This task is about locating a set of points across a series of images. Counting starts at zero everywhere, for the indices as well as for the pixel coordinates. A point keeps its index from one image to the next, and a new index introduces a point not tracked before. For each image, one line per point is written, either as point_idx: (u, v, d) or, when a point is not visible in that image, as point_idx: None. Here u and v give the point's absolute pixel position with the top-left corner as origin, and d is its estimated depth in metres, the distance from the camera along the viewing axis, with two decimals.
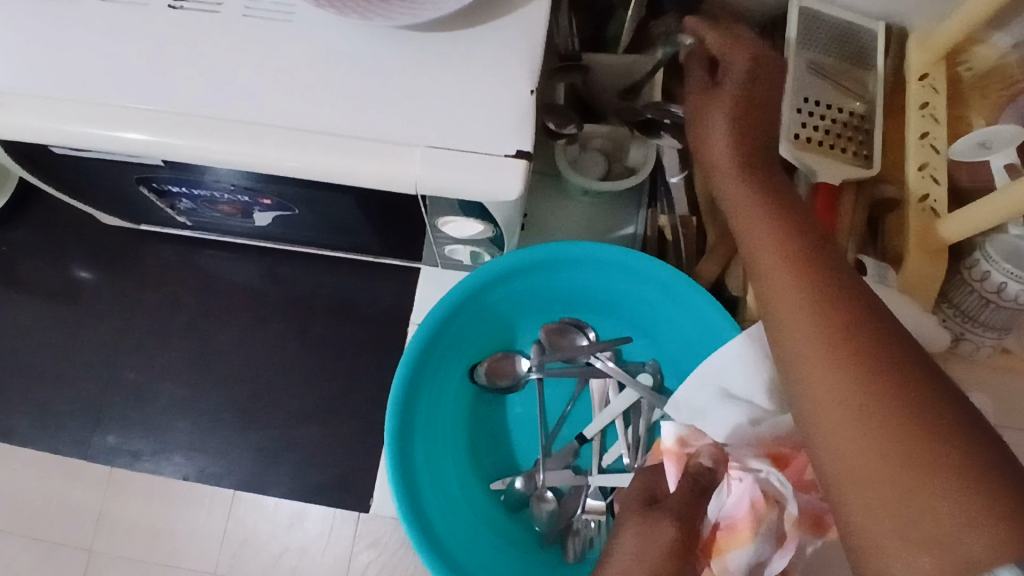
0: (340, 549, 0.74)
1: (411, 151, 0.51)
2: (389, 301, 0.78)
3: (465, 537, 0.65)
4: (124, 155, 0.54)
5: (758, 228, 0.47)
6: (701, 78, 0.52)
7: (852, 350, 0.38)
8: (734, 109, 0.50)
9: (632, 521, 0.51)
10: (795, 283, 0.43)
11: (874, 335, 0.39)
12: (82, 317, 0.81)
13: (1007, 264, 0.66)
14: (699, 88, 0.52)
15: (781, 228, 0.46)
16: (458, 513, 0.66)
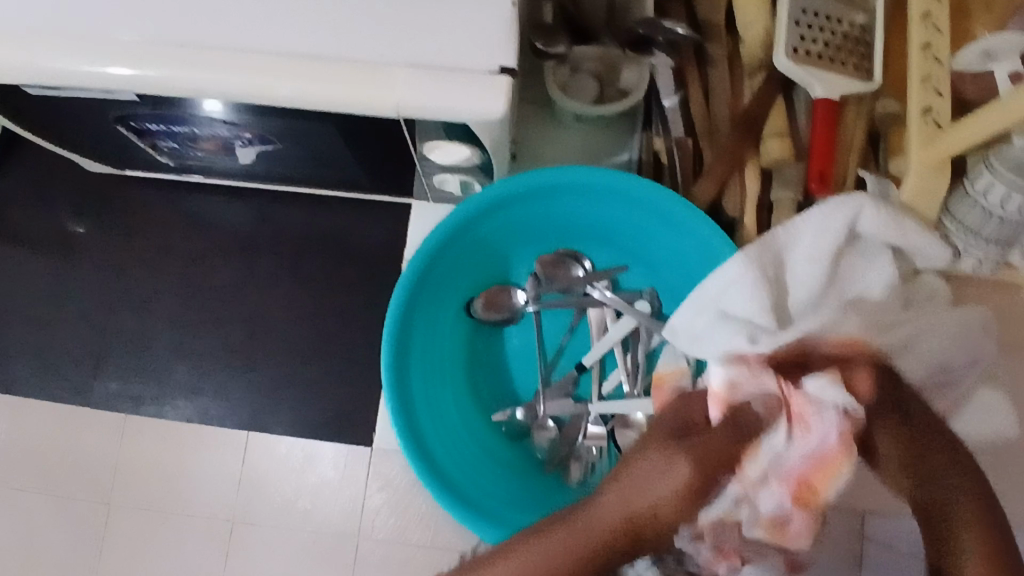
0: (354, 491, 0.74)
1: (393, 72, 0.49)
2: (380, 237, 0.77)
3: (469, 464, 0.67)
4: (98, 90, 0.52)
5: None
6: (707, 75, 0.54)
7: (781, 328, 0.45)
8: None
9: (653, 447, 0.43)
10: None
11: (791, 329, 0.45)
12: (73, 267, 0.80)
13: (1011, 174, 0.64)
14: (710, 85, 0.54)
15: None
16: (460, 442, 0.68)
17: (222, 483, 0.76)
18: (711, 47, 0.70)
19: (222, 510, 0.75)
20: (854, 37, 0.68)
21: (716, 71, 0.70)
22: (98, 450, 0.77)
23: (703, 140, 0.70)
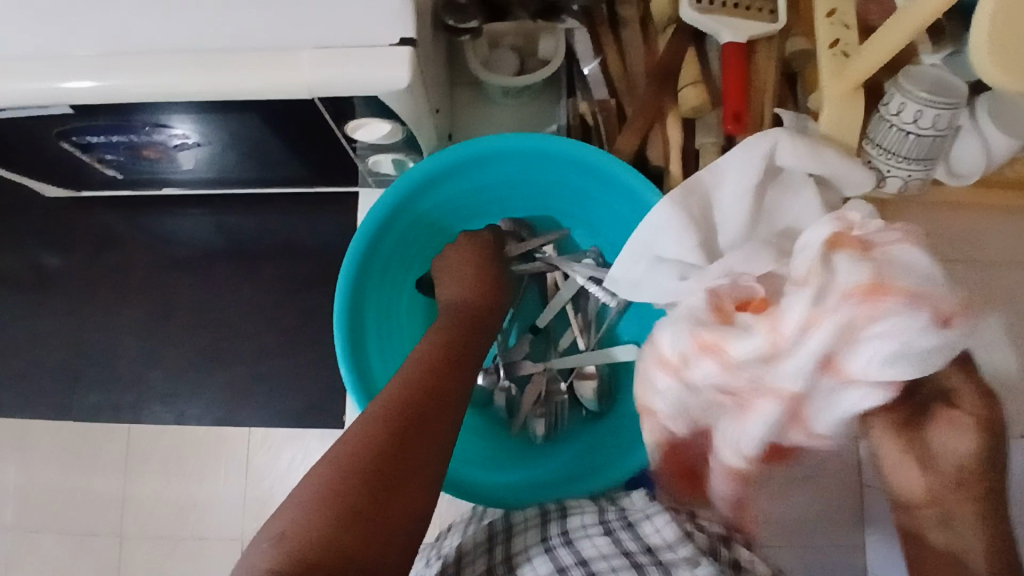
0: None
1: (300, 54, 0.52)
2: (331, 232, 0.85)
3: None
4: (34, 107, 0.56)
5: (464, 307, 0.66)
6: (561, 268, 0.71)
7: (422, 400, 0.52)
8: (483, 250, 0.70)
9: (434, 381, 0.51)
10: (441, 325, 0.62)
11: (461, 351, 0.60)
12: (53, 294, 0.87)
13: (922, 92, 0.66)
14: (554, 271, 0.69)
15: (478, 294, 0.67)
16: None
17: (206, 475, 0.85)
18: (622, 8, 0.73)
19: (232, 513, 0.84)
20: None
21: (629, 31, 0.73)
22: (91, 456, 0.86)
23: (623, 99, 0.73)
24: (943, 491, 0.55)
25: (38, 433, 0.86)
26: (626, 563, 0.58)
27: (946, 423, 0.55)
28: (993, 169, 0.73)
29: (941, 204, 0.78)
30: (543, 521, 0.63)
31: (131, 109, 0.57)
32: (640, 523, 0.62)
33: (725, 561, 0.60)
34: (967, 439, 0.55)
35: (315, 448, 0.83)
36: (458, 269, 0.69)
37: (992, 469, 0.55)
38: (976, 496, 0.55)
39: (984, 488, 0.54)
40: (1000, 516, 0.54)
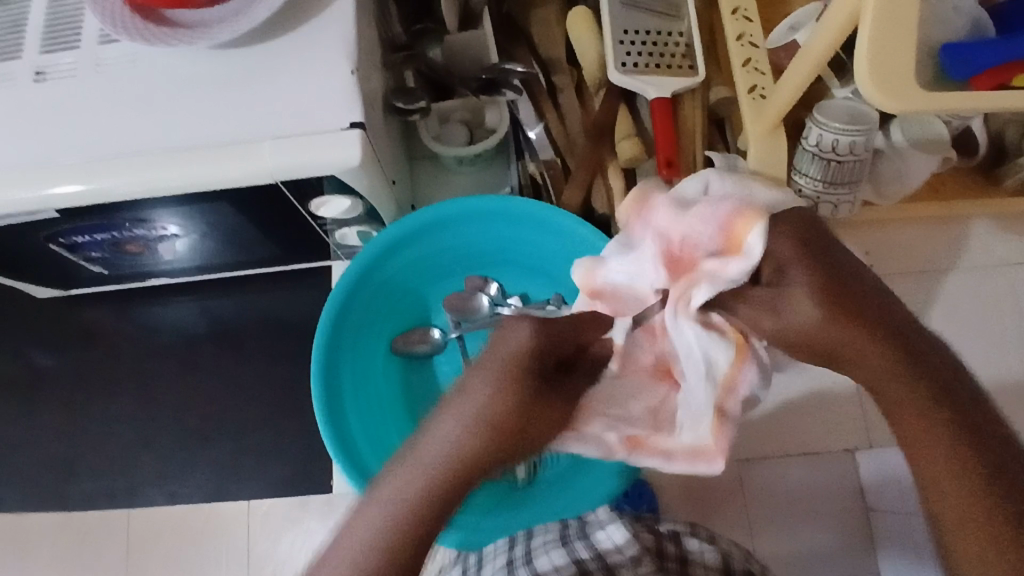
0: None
1: (261, 146, 0.58)
2: (312, 306, 0.90)
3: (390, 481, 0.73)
4: (22, 214, 0.61)
5: (488, 383, 0.47)
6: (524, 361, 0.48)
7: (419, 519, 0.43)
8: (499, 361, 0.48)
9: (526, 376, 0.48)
10: (484, 397, 0.46)
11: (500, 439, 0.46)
12: (45, 393, 0.91)
13: (836, 122, 0.72)
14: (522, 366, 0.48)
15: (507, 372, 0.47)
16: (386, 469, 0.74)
17: (192, 559, 0.84)
18: (557, 77, 0.82)
19: None
20: (675, 43, 0.79)
21: (566, 96, 0.81)
22: (75, 551, 0.86)
23: (567, 157, 0.79)
24: (924, 365, 0.42)
25: (32, 531, 0.87)
26: (572, 563, 0.64)
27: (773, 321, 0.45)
28: (916, 185, 0.78)
29: (878, 222, 0.84)
30: (509, 547, 0.69)
31: (112, 209, 0.63)
32: (594, 532, 0.67)
33: (671, 558, 0.65)
34: (874, 353, 0.42)
35: (315, 530, 0.84)
36: (499, 375, 0.47)
37: (926, 372, 0.42)
38: (919, 419, 0.42)
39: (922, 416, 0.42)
40: (992, 444, 0.41)
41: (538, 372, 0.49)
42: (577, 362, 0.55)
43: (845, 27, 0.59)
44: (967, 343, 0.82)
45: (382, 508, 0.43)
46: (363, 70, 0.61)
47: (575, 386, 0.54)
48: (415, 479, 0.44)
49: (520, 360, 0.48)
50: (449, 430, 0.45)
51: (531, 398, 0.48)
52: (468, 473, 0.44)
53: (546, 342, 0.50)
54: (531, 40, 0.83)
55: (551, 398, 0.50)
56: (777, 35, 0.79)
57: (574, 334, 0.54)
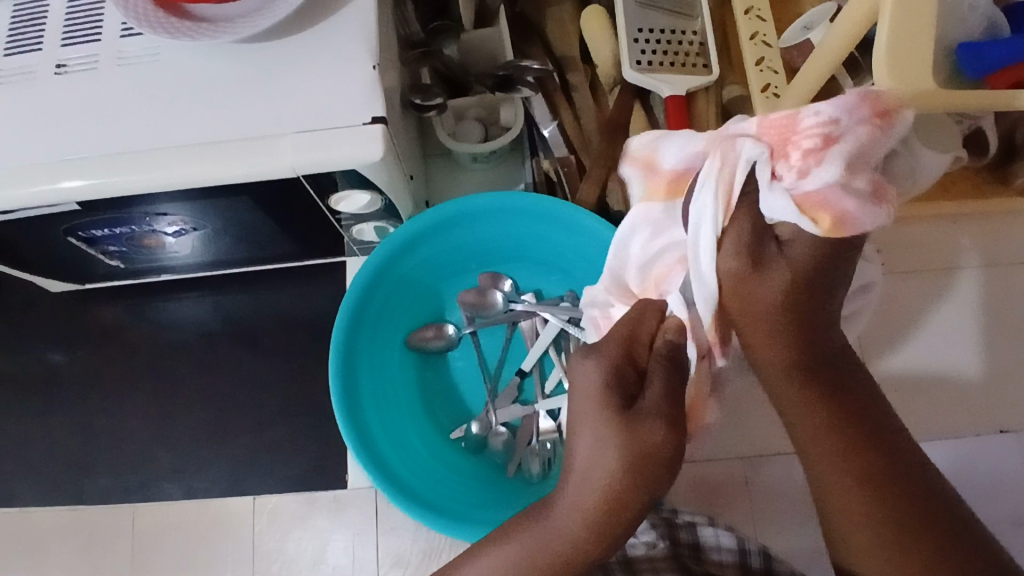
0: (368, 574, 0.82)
1: (284, 140, 0.59)
2: (324, 300, 0.90)
3: (473, 500, 0.71)
4: (43, 206, 0.61)
5: (602, 416, 0.46)
6: (624, 376, 0.48)
7: (580, 543, 0.47)
8: (604, 385, 0.48)
9: (652, 386, 0.47)
10: (601, 434, 0.46)
11: (645, 470, 0.45)
12: (56, 390, 0.91)
13: None
14: (625, 379, 0.48)
15: (617, 395, 0.47)
16: (458, 489, 0.72)
17: (204, 554, 0.84)
18: (572, 75, 0.82)
19: None
20: (687, 41, 0.79)
21: (580, 94, 0.82)
22: (86, 546, 0.85)
23: (581, 154, 0.80)
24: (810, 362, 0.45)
25: (42, 526, 0.87)
26: None
27: (731, 292, 0.46)
28: (927, 184, 0.79)
29: (891, 220, 0.85)
30: None
31: (133, 202, 0.63)
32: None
33: (685, 546, 0.66)
34: (767, 344, 0.46)
35: (323, 528, 0.84)
36: (597, 422, 0.46)
37: (820, 365, 0.46)
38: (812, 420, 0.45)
39: (815, 405, 0.45)
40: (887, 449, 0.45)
41: (625, 399, 0.47)
42: (663, 358, 0.49)
43: (858, 28, 0.61)
44: (979, 338, 0.82)
45: (537, 541, 0.49)
46: (384, 65, 0.62)
47: (664, 383, 0.48)
48: (572, 518, 0.47)
49: (625, 380, 0.48)
50: (575, 472, 0.47)
51: (630, 432, 0.45)
52: (612, 524, 0.46)
53: (613, 361, 0.49)
54: (545, 39, 0.84)
55: (647, 423, 0.45)
56: (790, 34, 0.80)
57: (633, 336, 0.51)
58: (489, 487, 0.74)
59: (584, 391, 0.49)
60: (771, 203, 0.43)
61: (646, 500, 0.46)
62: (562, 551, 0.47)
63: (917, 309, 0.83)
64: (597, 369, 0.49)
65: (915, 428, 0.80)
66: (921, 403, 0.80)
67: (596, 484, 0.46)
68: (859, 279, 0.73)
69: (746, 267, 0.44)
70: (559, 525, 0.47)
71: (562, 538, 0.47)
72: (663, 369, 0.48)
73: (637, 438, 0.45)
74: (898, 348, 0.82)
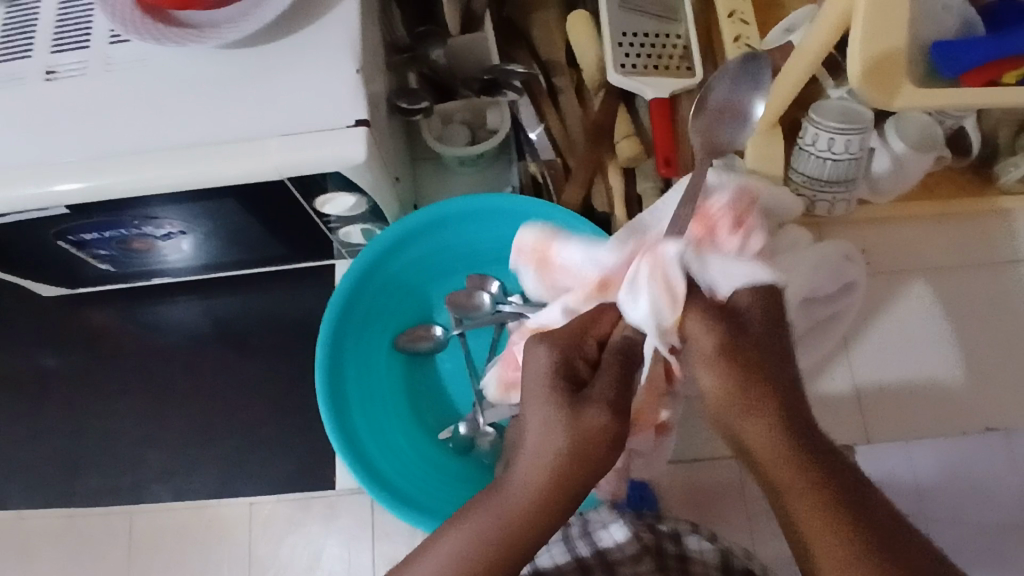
0: None
1: (268, 143, 0.59)
2: (316, 303, 0.91)
3: (441, 490, 0.72)
4: (32, 209, 0.62)
5: (550, 400, 0.50)
6: (574, 367, 0.52)
7: (522, 523, 0.49)
8: (556, 370, 0.51)
9: (601, 379, 0.51)
10: (547, 414, 0.49)
11: (586, 455, 0.48)
12: (48, 394, 0.92)
13: (831, 122, 0.74)
14: (574, 369, 0.52)
15: (564, 383, 0.51)
16: (429, 481, 0.73)
17: (194, 557, 0.84)
18: (557, 79, 0.84)
19: None
20: (671, 45, 0.80)
21: (566, 97, 0.83)
22: (77, 549, 0.86)
23: (567, 157, 0.80)
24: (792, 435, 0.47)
25: (36, 530, 0.87)
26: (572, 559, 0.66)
27: (710, 337, 0.49)
28: (910, 183, 0.80)
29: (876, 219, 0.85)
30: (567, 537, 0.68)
31: (121, 205, 0.64)
32: (597, 531, 0.66)
33: (671, 557, 0.66)
34: (751, 421, 0.47)
35: (317, 534, 0.84)
36: (546, 402, 0.50)
37: (800, 437, 0.47)
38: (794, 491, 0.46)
39: (795, 474, 0.46)
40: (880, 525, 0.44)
41: (576, 384, 0.51)
42: (617, 354, 0.54)
43: (834, 30, 0.62)
44: (966, 338, 0.82)
45: (485, 518, 0.49)
46: (369, 68, 0.63)
47: (609, 377, 0.52)
48: (517, 498, 0.49)
49: (573, 367, 0.52)
50: (522, 451, 0.50)
51: (574, 413, 0.49)
52: (555, 501, 0.49)
53: (566, 348, 0.53)
54: (532, 43, 0.85)
55: (593, 407, 0.49)
56: (773, 37, 0.81)
57: (587, 334, 0.55)
58: (471, 486, 0.74)
59: (535, 376, 0.52)
60: (722, 275, 0.50)
61: (588, 481, 0.49)
62: (503, 533, 0.49)
63: (903, 310, 0.83)
64: (551, 354, 0.52)
65: (901, 428, 0.80)
66: (907, 403, 0.81)
67: (541, 463, 0.49)
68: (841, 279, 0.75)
69: (724, 338, 0.49)
70: (503, 504, 0.49)
71: (503, 519, 0.49)
72: (614, 365, 0.52)
73: (582, 426, 0.48)
74: (884, 348, 0.82)
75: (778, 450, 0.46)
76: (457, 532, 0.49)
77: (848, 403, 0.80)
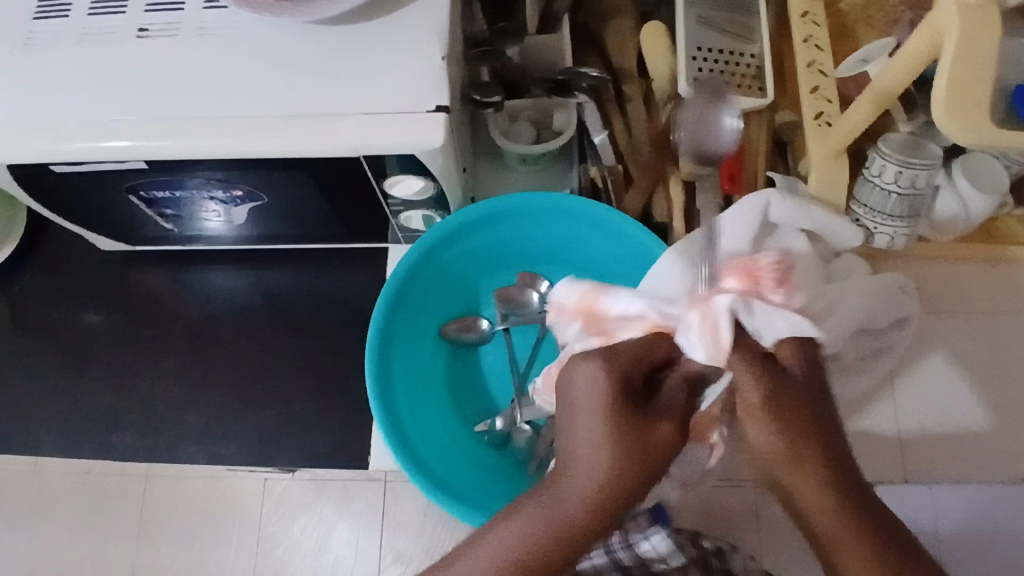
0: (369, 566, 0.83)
1: (350, 119, 0.60)
2: (363, 285, 0.92)
3: (480, 488, 0.72)
4: (109, 161, 0.64)
5: (603, 399, 0.50)
6: (630, 368, 0.52)
7: (565, 532, 0.47)
8: (610, 376, 0.51)
9: (666, 395, 0.52)
10: (602, 415, 0.49)
11: (642, 463, 0.48)
12: (92, 345, 0.93)
13: (900, 155, 0.74)
14: (632, 371, 0.52)
15: (621, 388, 0.50)
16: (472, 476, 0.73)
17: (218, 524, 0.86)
18: (627, 87, 0.83)
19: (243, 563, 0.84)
20: (745, 64, 0.81)
21: (633, 106, 0.83)
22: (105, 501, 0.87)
23: (629, 164, 0.81)
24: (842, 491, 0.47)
25: (65, 481, 0.88)
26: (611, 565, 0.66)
27: (763, 389, 0.49)
28: (972, 225, 0.79)
29: (933, 258, 0.85)
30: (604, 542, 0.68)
31: (199, 167, 0.65)
32: (637, 540, 0.66)
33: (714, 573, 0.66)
34: (800, 474, 0.48)
35: (340, 514, 0.84)
36: (602, 404, 0.49)
37: (852, 490, 0.47)
38: (845, 547, 0.46)
39: (841, 535, 0.46)
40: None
41: (637, 388, 0.51)
42: (681, 379, 0.53)
43: (920, 60, 0.61)
44: (1014, 387, 0.81)
45: (529, 525, 0.48)
46: (452, 57, 0.63)
47: (672, 392, 0.52)
48: (562, 506, 0.48)
49: (631, 372, 0.51)
50: (578, 452, 0.49)
51: (638, 416, 0.49)
52: (603, 510, 0.48)
53: (631, 356, 0.52)
54: (605, 49, 0.85)
55: (656, 416, 0.50)
56: (847, 66, 0.81)
57: (641, 344, 0.54)
58: (507, 480, 0.74)
59: (585, 381, 0.51)
60: (769, 325, 0.51)
61: (639, 491, 0.48)
62: (544, 543, 0.47)
63: (952, 352, 0.82)
64: (604, 365, 0.51)
65: (938, 471, 0.79)
66: (947, 446, 0.80)
67: (591, 466, 0.48)
68: (893, 315, 0.74)
69: (769, 389, 0.49)
70: (545, 510, 0.48)
71: (547, 529, 0.48)
72: (676, 381, 0.52)
73: (644, 436, 0.48)
74: (929, 388, 0.81)
75: (830, 505, 0.47)
76: (505, 537, 0.48)
77: (887, 441, 0.80)
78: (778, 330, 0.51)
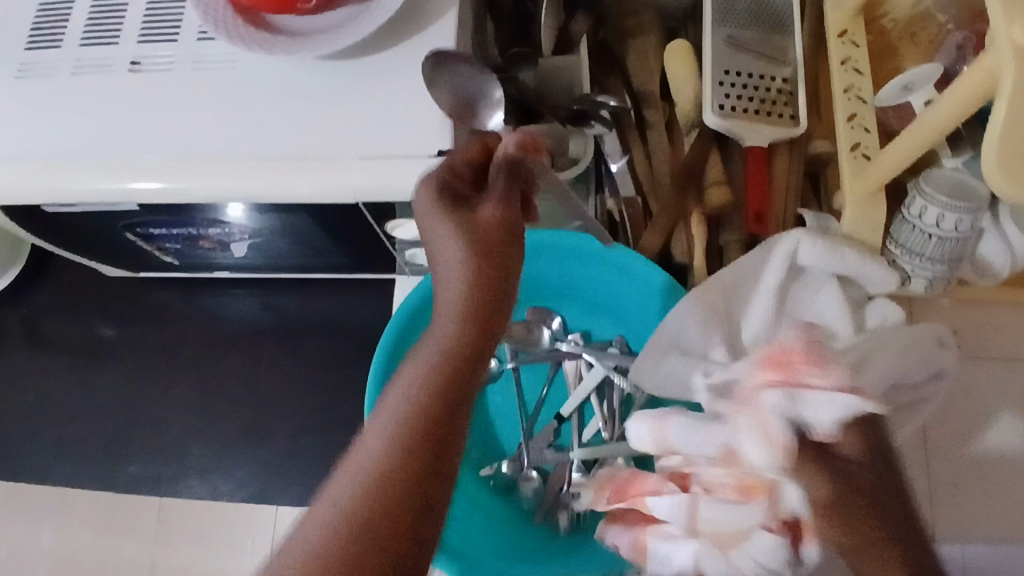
0: None
1: (349, 162, 0.57)
2: (371, 311, 0.90)
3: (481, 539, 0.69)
4: (103, 205, 0.61)
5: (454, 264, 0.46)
6: (484, 191, 0.49)
7: (435, 412, 0.40)
8: (457, 210, 0.47)
9: (500, 165, 0.49)
10: (462, 258, 0.45)
11: (483, 315, 0.45)
12: (100, 367, 0.93)
13: (943, 196, 0.68)
14: (474, 205, 0.49)
15: (471, 236, 0.46)
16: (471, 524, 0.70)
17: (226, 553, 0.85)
18: (649, 112, 0.79)
19: None
20: (778, 88, 0.75)
21: (655, 133, 0.78)
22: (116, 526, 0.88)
23: (649, 198, 0.77)
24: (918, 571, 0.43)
25: (75, 505, 0.89)
26: None
27: (820, 480, 0.46)
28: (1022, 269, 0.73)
29: (974, 301, 0.79)
30: None
31: (195, 208, 0.62)
32: None
33: None
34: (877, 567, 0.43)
35: None
36: (449, 232, 0.46)
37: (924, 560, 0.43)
38: None
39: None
40: None
41: (461, 195, 0.49)
42: (503, 167, 0.49)
43: (971, 100, 0.55)
44: None
45: (398, 406, 0.41)
46: (459, 94, 0.59)
47: (500, 192, 0.48)
48: (421, 377, 0.42)
49: (495, 216, 0.48)
50: (438, 334, 0.44)
51: (477, 231, 0.46)
52: (463, 369, 0.42)
53: (444, 161, 0.50)
54: (627, 70, 0.80)
55: (481, 203, 0.48)
56: (887, 95, 0.73)
57: (471, 160, 0.50)
58: (511, 532, 0.72)
59: (431, 236, 0.47)
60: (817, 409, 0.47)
61: (491, 344, 0.45)
62: (416, 423, 0.40)
63: (992, 401, 0.77)
64: (431, 177, 0.49)
65: (973, 530, 0.74)
66: (983, 503, 0.75)
67: (445, 339, 0.43)
68: (933, 369, 0.68)
69: (841, 489, 0.45)
70: (411, 387, 0.42)
71: (411, 407, 0.40)
72: (479, 148, 0.50)
73: (483, 279, 0.45)
74: (966, 440, 0.76)
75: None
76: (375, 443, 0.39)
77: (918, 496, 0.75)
78: (831, 413, 0.47)
